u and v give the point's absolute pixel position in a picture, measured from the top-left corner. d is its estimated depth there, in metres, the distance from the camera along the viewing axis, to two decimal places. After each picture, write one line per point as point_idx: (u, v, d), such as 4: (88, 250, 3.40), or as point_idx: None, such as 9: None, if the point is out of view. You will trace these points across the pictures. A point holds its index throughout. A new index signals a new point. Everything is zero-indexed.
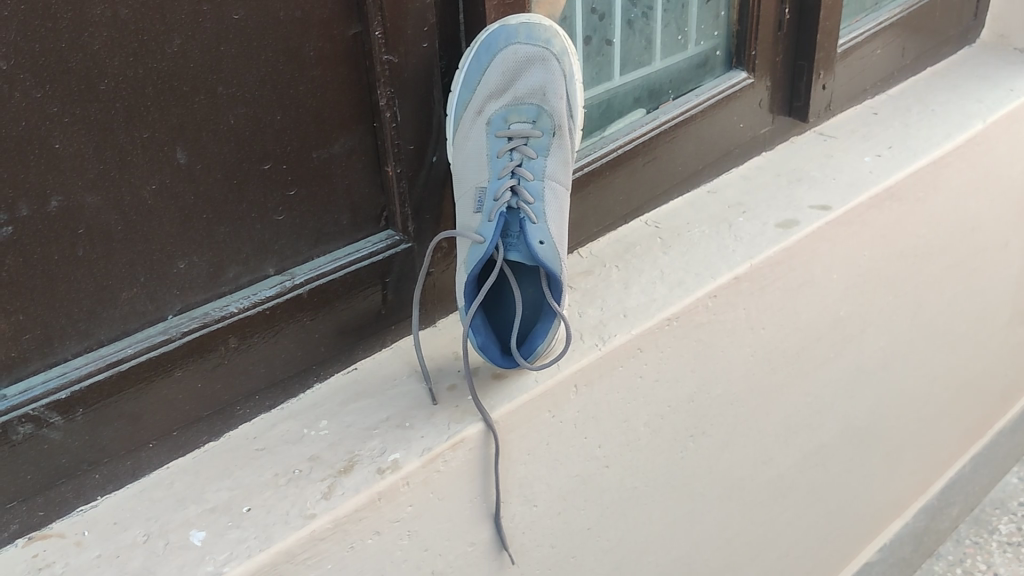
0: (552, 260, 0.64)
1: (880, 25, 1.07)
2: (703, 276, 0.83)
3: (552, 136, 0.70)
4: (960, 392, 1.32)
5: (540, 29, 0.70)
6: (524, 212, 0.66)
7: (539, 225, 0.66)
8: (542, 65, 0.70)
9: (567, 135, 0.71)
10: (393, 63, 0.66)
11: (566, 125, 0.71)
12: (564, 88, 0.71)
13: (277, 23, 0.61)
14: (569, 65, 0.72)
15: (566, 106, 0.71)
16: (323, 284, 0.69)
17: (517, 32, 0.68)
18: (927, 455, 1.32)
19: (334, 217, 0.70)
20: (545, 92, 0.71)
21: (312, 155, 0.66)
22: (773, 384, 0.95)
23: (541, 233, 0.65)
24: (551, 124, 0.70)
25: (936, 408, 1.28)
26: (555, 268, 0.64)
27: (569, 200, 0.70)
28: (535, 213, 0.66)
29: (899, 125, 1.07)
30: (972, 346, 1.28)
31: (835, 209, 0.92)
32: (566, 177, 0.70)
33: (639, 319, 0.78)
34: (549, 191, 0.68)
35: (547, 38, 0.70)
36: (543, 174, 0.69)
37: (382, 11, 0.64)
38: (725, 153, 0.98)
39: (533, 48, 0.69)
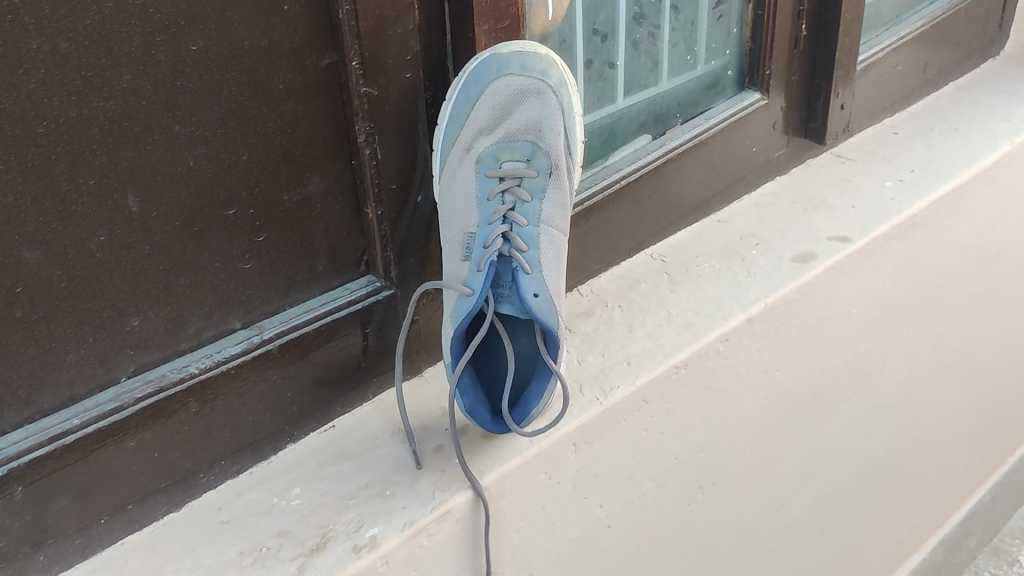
0: (548, 315, 0.58)
1: (901, 39, 1.00)
2: (713, 317, 0.77)
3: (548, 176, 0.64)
4: (982, 421, 1.25)
5: (536, 59, 0.63)
6: (516, 260, 0.60)
7: (533, 275, 0.59)
8: (537, 98, 0.64)
9: (564, 175, 0.64)
10: (372, 95, 0.60)
11: (563, 163, 0.64)
12: (562, 123, 0.64)
13: (241, 54, 0.54)
14: (567, 98, 0.65)
15: (564, 142, 0.65)
16: (296, 337, 0.63)
17: (509, 62, 0.62)
18: (946, 487, 1.25)
19: (309, 263, 0.63)
20: (540, 127, 0.64)
21: (282, 198, 0.60)
22: (787, 428, 0.89)
23: (536, 284, 0.59)
24: (547, 163, 0.64)
25: (957, 440, 1.21)
26: (551, 323, 0.58)
27: (566, 246, 0.63)
28: (529, 261, 0.60)
29: (921, 145, 1.01)
30: (996, 373, 1.21)
31: (855, 240, 0.86)
32: (565, 222, 0.64)
33: (644, 367, 0.72)
34: (544, 237, 0.62)
35: (543, 68, 0.64)
36: (537, 219, 0.63)
37: (359, 39, 0.57)
38: (736, 179, 0.91)
39: (528, 79, 0.63)
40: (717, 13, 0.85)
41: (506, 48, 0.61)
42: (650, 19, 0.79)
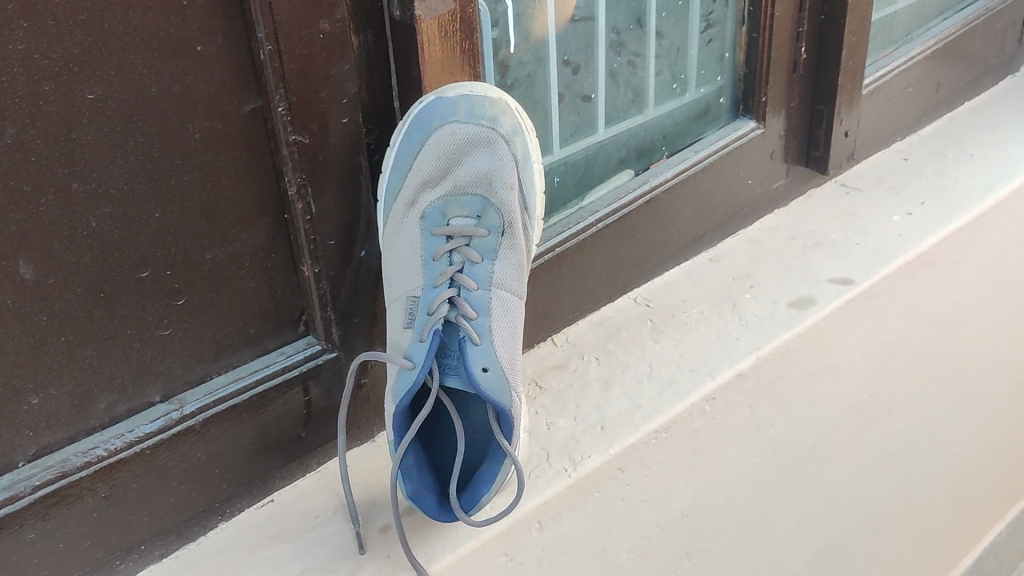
0: (499, 390, 0.52)
1: (911, 59, 0.93)
2: (699, 373, 0.70)
3: (500, 234, 0.59)
4: (1002, 460, 1.17)
5: (485, 105, 0.58)
6: (465, 329, 0.55)
7: (483, 347, 0.54)
8: (487, 148, 0.60)
9: (519, 233, 0.59)
10: (303, 144, 0.53)
11: (517, 220, 0.60)
12: (515, 176, 0.60)
13: (148, 101, 0.48)
14: (522, 147, 0.60)
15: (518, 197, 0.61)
16: (222, 411, 0.57)
17: (456, 108, 0.57)
18: (963, 532, 1.17)
19: (239, 326, 0.57)
20: (491, 180, 0.60)
21: (204, 257, 0.53)
22: (789, 487, 0.81)
23: (485, 358, 0.54)
24: (500, 219, 0.59)
25: (975, 482, 1.13)
26: (502, 399, 0.52)
27: (521, 311, 0.58)
28: (478, 330, 0.55)
29: (933, 173, 0.93)
30: (1015, 410, 1.13)
31: (859, 283, 0.79)
32: (520, 285, 0.59)
33: (619, 432, 0.65)
34: (496, 302, 0.57)
35: (493, 114, 0.59)
36: (488, 281, 0.58)
37: (285, 82, 0.51)
38: (730, 214, 0.84)
39: (477, 128, 0.59)
40: (707, 37, 0.78)
41: (452, 91, 0.56)
42: (631, 46, 0.73)
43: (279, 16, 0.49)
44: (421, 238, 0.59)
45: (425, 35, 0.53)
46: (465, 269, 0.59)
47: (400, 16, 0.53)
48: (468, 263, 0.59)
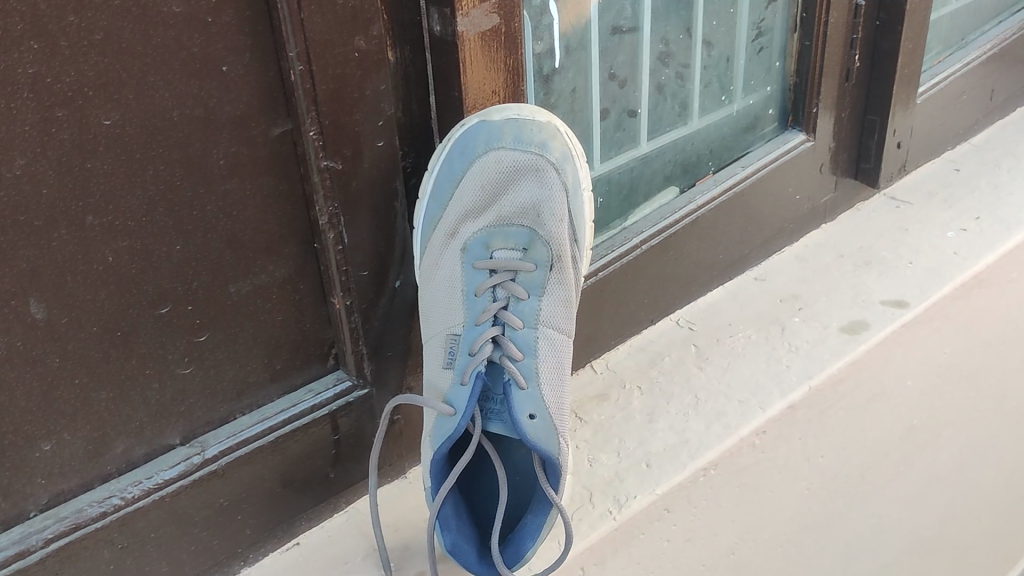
0: (545, 438, 0.49)
1: (966, 65, 0.89)
2: (748, 405, 0.66)
3: (548, 269, 0.56)
4: None
5: (534, 129, 0.55)
6: (510, 371, 0.52)
7: (529, 391, 0.51)
8: (535, 176, 0.56)
9: (568, 268, 0.56)
10: (336, 170, 0.49)
11: (566, 254, 0.56)
12: (565, 207, 0.56)
13: (170, 125, 0.44)
14: (572, 175, 0.57)
15: (569, 229, 0.57)
16: (245, 454, 0.53)
17: (501, 133, 0.54)
18: None
19: (266, 362, 0.53)
20: (539, 211, 0.56)
21: (228, 290, 0.49)
22: None
23: (532, 404, 0.51)
24: (548, 253, 0.56)
25: None
26: (549, 448, 0.49)
27: (570, 352, 0.55)
28: (523, 372, 0.53)
29: (987, 186, 0.89)
30: None
31: (913, 306, 0.75)
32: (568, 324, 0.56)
33: (666, 471, 0.62)
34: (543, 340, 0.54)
35: (543, 140, 0.55)
36: (535, 319, 0.55)
37: (317, 104, 0.47)
38: (777, 231, 0.80)
39: (524, 154, 0.55)
40: (758, 45, 0.74)
41: (497, 115, 0.53)
42: (678, 58, 0.69)
43: (311, 34, 0.45)
44: (461, 272, 0.56)
45: (468, 52, 0.49)
46: (509, 306, 0.55)
47: (441, 32, 0.49)
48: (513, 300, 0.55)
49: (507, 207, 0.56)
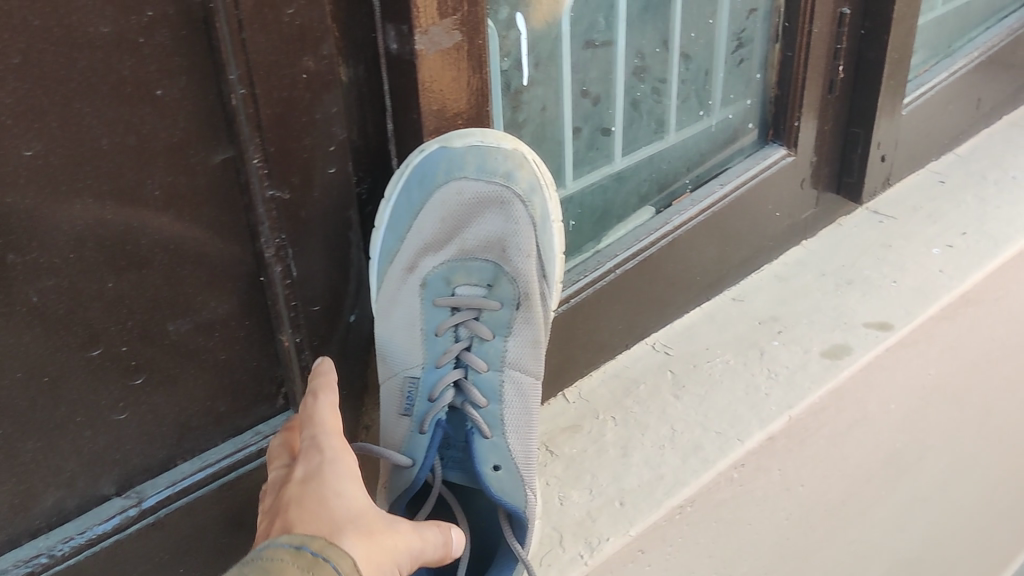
0: (508, 488, 0.51)
1: (953, 75, 0.86)
2: (726, 437, 0.62)
3: (514, 307, 0.56)
4: None
5: (499, 159, 0.52)
6: (474, 419, 0.54)
7: (493, 440, 0.53)
8: (500, 210, 0.54)
9: (536, 306, 0.55)
10: (283, 200, 0.46)
11: (534, 292, 0.55)
12: (532, 242, 0.54)
13: (99, 155, 0.40)
14: (540, 208, 0.54)
15: (535, 264, 0.55)
16: (185, 503, 0.50)
17: (464, 162, 0.51)
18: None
19: (210, 404, 0.49)
20: (504, 246, 0.55)
21: (166, 330, 0.45)
22: (827, 552, 0.73)
23: (496, 455, 0.52)
24: (514, 290, 0.56)
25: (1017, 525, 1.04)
26: (513, 498, 0.50)
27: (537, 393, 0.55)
28: (488, 419, 0.54)
29: (972, 200, 0.86)
30: None
31: (898, 328, 0.71)
32: (536, 364, 0.56)
33: (640, 509, 0.57)
34: (508, 384, 0.55)
35: (508, 169, 0.53)
36: (500, 360, 0.56)
37: (262, 130, 0.43)
38: (756, 249, 0.77)
39: (489, 186, 0.53)
40: (737, 58, 0.72)
41: (459, 141, 0.50)
42: (653, 73, 0.67)
43: (254, 54, 0.41)
44: (423, 308, 0.55)
45: (427, 72, 0.46)
46: (473, 346, 0.56)
47: (397, 51, 0.45)
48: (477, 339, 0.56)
49: (470, 242, 0.55)
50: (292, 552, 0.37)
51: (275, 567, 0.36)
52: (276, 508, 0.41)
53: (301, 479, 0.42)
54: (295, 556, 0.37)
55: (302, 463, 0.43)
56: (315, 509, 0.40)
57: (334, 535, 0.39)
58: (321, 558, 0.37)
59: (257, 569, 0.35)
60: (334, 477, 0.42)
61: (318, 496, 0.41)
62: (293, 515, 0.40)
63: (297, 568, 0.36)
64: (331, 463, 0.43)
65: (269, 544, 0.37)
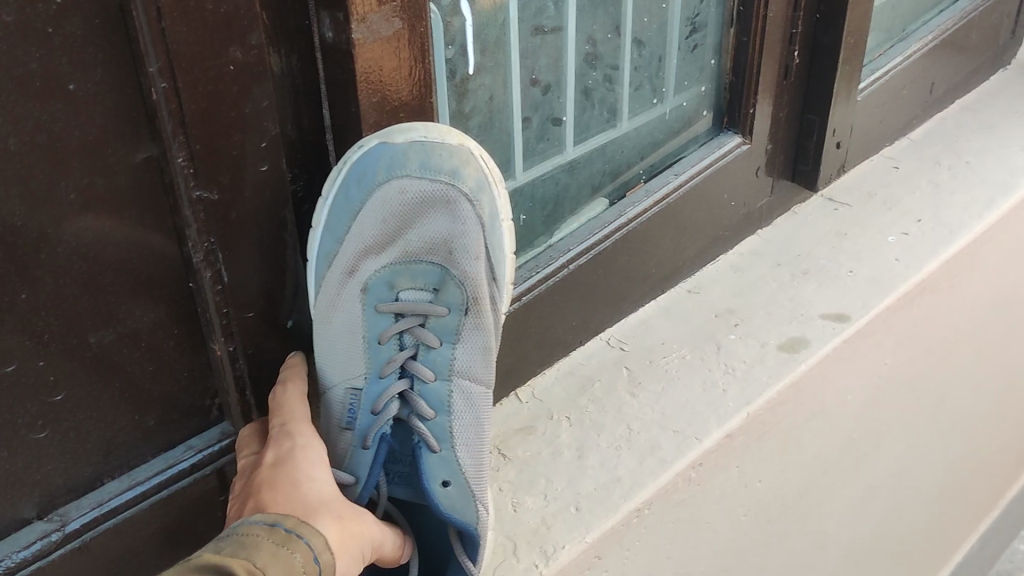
0: (460, 504, 0.50)
1: (908, 59, 0.85)
2: (684, 436, 0.60)
3: (461, 313, 0.53)
4: (998, 481, 1.09)
5: (443, 155, 0.49)
6: (420, 433, 0.52)
7: (441, 455, 0.51)
8: (445, 209, 0.51)
9: (485, 311, 0.53)
10: (211, 201, 0.43)
11: (482, 296, 0.53)
12: (479, 244, 0.52)
13: (6, 155, 0.36)
14: (488, 208, 0.52)
15: (484, 266, 0.53)
16: (114, 527, 0.46)
17: (406, 158, 0.48)
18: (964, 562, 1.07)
19: (138, 418, 0.46)
20: (450, 248, 0.52)
21: (86, 342, 0.42)
22: (785, 548, 0.72)
23: (445, 470, 0.51)
24: (462, 295, 0.53)
25: (967, 509, 1.04)
26: (465, 515, 0.50)
27: (489, 400, 0.53)
28: (436, 432, 0.52)
29: (927, 186, 0.85)
30: (1012, 430, 1.05)
31: (856, 319, 0.69)
32: (485, 372, 0.54)
33: (596, 515, 0.55)
34: (456, 393, 0.53)
35: (453, 166, 0.50)
36: (448, 369, 0.54)
37: (186, 127, 0.40)
38: (712, 239, 0.75)
39: (433, 184, 0.50)
40: (690, 43, 0.70)
41: (401, 135, 0.47)
42: (605, 60, 0.64)
43: (176, 45, 0.38)
44: (364, 314, 0.53)
45: (366, 62, 0.43)
46: (419, 354, 0.54)
47: (333, 39, 0.42)
48: (423, 347, 0.54)
49: (413, 243, 0.52)
50: (266, 529, 0.41)
51: (252, 542, 0.40)
52: (248, 490, 0.44)
53: (272, 462, 0.45)
54: (270, 532, 0.41)
55: (272, 447, 0.46)
56: (289, 491, 0.44)
57: (309, 516, 0.43)
58: (295, 534, 0.41)
59: (235, 544, 0.39)
60: (305, 463, 0.46)
61: (292, 480, 0.44)
62: (269, 495, 0.43)
63: (272, 542, 0.40)
64: (302, 449, 0.46)
65: (246, 520, 0.41)
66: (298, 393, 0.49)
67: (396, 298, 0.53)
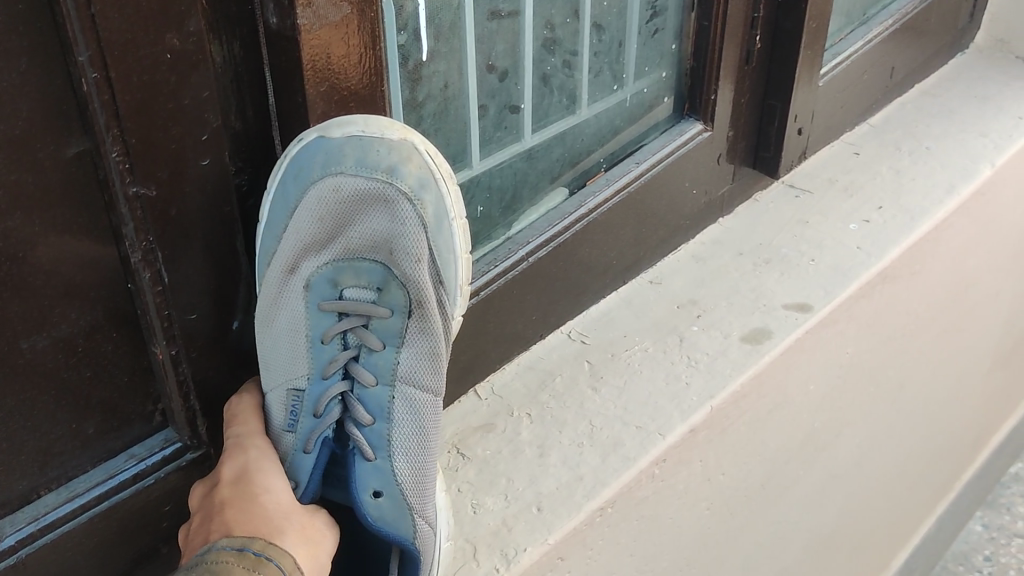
0: (393, 516, 0.49)
1: (869, 43, 0.84)
2: (647, 431, 0.59)
3: (405, 315, 0.51)
4: (956, 463, 1.09)
5: (380, 151, 0.47)
6: (355, 440, 0.50)
7: (376, 463, 0.50)
8: (386, 207, 0.49)
9: (430, 316, 0.51)
10: (149, 198, 0.40)
11: (426, 299, 0.51)
12: (421, 244, 0.50)
13: None
14: (432, 207, 0.49)
15: (429, 267, 0.51)
16: (51, 542, 0.44)
17: (342, 154, 0.46)
18: (922, 545, 1.07)
19: (76, 427, 0.44)
20: (393, 248, 0.50)
21: (18, 347, 0.39)
22: (747, 537, 0.71)
23: (377, 479, 0.50)
24: (405, 297, 0.51)
25: (926, 492, 1.05)
26: (399, 525, 0.49)
27: (437, 408, 0.51)
28: (372, 439, 0.51)
29: (888, 172, 0.84)
30: (971, 413, 1.05)
31: (819, 308, 0.68)
32: (431, 380, 0.51)
33: (558, 515, 0.53)
34: (396, 400, 0.51)
35: (393, 163, 0.48)
36: (391, 374, 0.51)
37: (121, 119, 0.38)
38: (673, 229, 0.74)
39: (371, 181, 0.48)
40: (651, 27, 0.68)
41: (338, 130, 0.45)
42: (564, 45, 0.63)
43: (107, 30, 0.36)
44: (307, 312, 0.51)
45: (312, 48, 0.41)
46: (361, 356, 0.51)
47: (277, 25, 0.40)
48: (366, 349, 0.51)
49: (354, 240, 0.50)
50: (236, 554, 0.40)
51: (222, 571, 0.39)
52: (207, 510, 0.43)
53: (232, 481, 0.44)
54: (239, 557, 0.40)
55: (227, 461, 0.45)
56: (251, 508, 0.43)
57: (274, 535, 0.43)
58: (264, 557, 0.41)
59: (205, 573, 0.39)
60: (261, 476, 0.45)
61: (251, 497, 0.44)
62: (233, 515, 0.42)
63: (243, 569, 0.40)
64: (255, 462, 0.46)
65: (213, 546, 0.41)
66: (250, 403, 0.49)
67: (339, 296, 0.51)
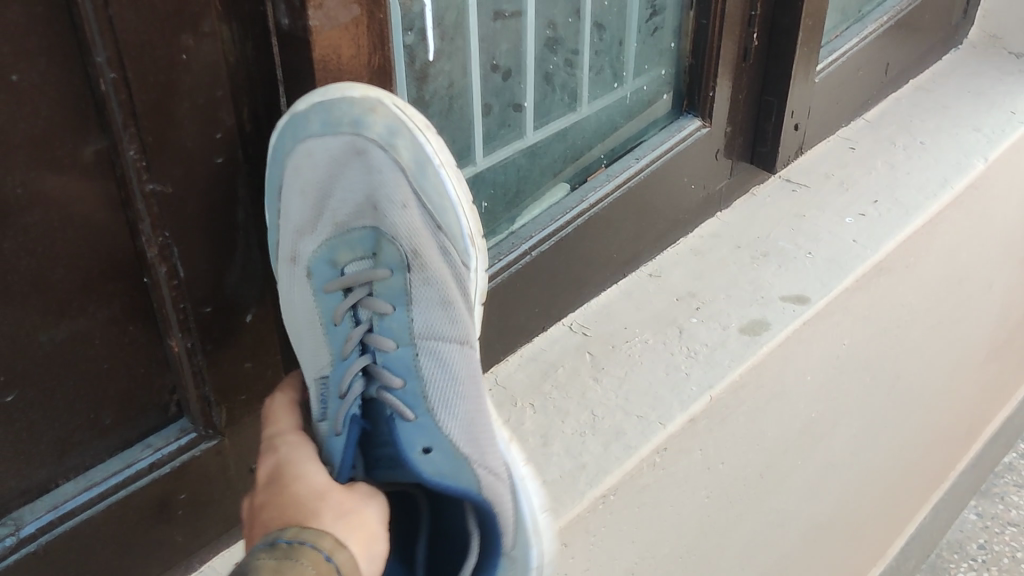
0: (449, 463, 0.50)
1: (863, 40, 0.85)
2: (647, 420, 0.60)
3: (404, 270, 0.52)
4: (951, 453, 1.11)
5: (344, 106, 0.46)
6: (392, 405, 0.52)
7: (417, 420, 0.51)
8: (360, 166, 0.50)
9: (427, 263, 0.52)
10: (163, 194, 0.42)
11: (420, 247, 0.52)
12: (405, 190, 0.50)
13: None
14: (405, 151, 0.50)
15: (419, 212, 0.51)
16: (73, 529, 0.45)
17: (308, 121, 0.45)
18: (918, 534, 1.09)
19: (94, 417, 0.45)
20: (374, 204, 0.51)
21: (38, 340, 0.41)
22: (744, 527, 0.72)
23: (423, 436, 0.51)
24: (399, 252, 0.52)
25: (921, 482, 1.06)
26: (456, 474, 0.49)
27: (463, 353, 0.52)
28: (408, 399, 0.52)
29: (882, 166, 0.86)
30: (964, 403, 1.07)
31: (814, 301, 0.70)
32: (450, 328, 0.52)
33: (562, 504, 0.55)
34: (422, 357, 0.52)
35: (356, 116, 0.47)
36: (408, 334, 0.53)
37: (136, 118, 0.39)
38: (672, 223, 0.75)
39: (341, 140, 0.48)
40: (651, 26, 0.70)
41: (304, 103, 0.44)
42: (565, 44, 0.64)
43: (123, 32, 0.37)
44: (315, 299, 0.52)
45: (323, 48, 0.42)
46: (375, 325, 0.53)
47: (289, 25, 0.41)
48: (376, 317, 0.53)
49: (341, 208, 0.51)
50: (266, 549, 0.39)
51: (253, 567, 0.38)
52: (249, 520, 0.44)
53: (264, 486, 0.44)
54: (270, 550, 0.39)
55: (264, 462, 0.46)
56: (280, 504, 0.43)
57: (308, 522, 0.42)
58: (297, 541, 0.40)
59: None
60: (290, 469, 0.45)
61: (280, 491, 0.44)
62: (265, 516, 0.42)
63: (274, 558, 0.39)
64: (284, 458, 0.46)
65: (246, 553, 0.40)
66: (284, 401, 0.50)
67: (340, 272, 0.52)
